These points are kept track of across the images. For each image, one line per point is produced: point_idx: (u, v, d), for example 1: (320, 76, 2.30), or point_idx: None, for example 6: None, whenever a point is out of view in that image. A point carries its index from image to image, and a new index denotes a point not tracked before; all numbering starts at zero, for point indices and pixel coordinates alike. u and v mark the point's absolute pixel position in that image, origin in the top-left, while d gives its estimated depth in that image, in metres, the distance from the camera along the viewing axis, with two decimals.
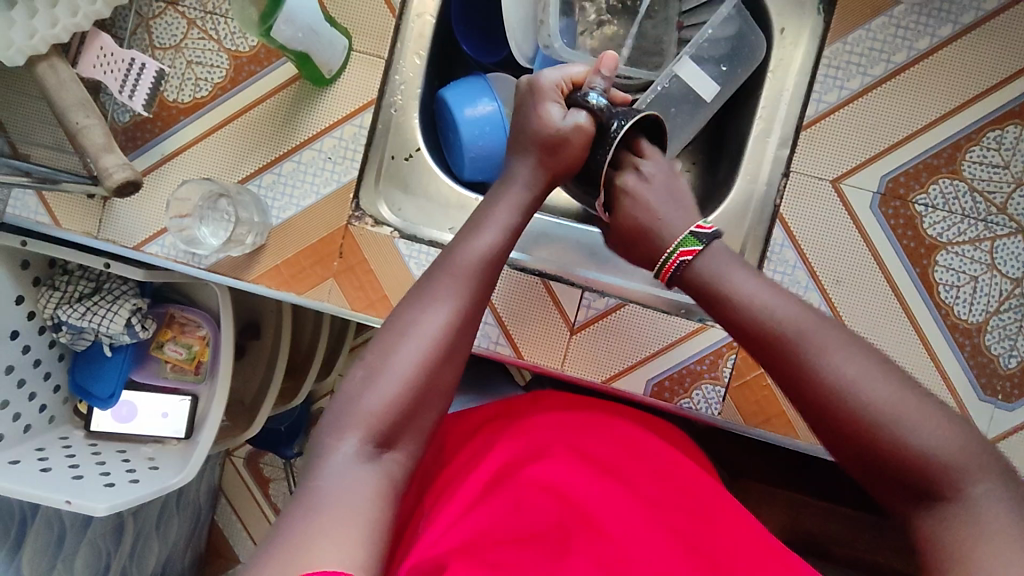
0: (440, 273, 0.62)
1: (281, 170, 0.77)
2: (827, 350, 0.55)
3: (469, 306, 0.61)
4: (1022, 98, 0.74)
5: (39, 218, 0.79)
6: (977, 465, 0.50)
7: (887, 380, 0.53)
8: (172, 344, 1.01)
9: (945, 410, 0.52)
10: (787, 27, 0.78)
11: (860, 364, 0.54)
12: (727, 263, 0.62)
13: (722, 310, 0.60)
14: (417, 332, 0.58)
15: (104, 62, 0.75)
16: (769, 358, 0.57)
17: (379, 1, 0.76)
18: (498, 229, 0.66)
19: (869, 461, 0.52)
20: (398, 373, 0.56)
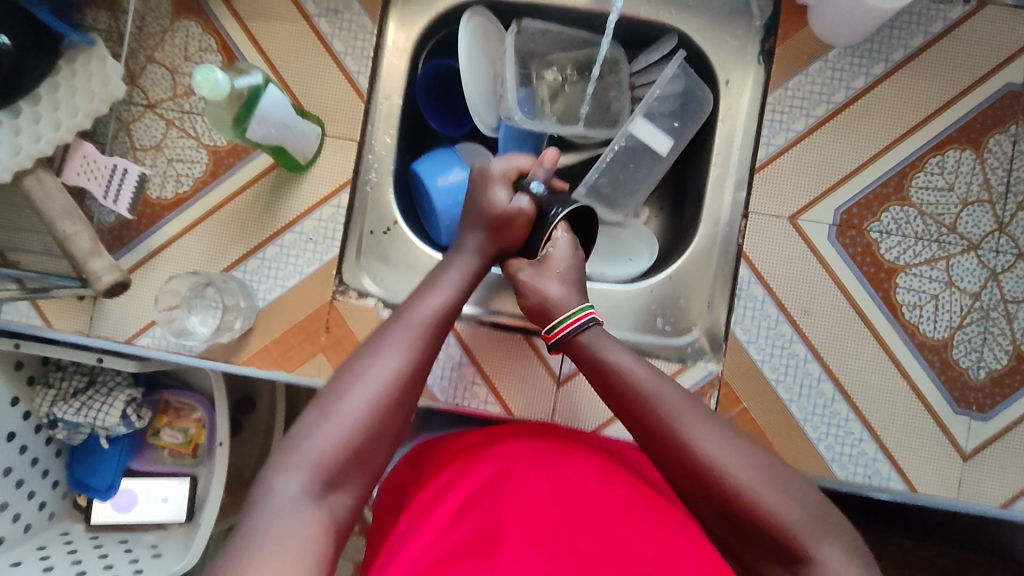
0: (396, 323, 0.65)
1: (264, 255, 0.80)
2: (694, 420, 0.61)
3: (421, 357, 0.63)
4: (957, 124, 0.79)
5: (32, 320, 0.82)
6: (823, 530, 0.55)
7: (743, 447, 0.59)
8: (168, 429, 1.03)
9: (797, 480, 0.58)
10: (732, 78, 0.83)
11: (724, 440, 0.59)
12: (612, 342, 0.68)
13: (602, 381, 0.66)
14: (370, 376, 0.61)
15: (87, 170, 0.78)
16: (642, 427, 0.63)
17: (347, 87, 0.80)
18: (450, 287, 0.69)
19: (730, 521, 0.57)
20: (350, 414, 0.58)
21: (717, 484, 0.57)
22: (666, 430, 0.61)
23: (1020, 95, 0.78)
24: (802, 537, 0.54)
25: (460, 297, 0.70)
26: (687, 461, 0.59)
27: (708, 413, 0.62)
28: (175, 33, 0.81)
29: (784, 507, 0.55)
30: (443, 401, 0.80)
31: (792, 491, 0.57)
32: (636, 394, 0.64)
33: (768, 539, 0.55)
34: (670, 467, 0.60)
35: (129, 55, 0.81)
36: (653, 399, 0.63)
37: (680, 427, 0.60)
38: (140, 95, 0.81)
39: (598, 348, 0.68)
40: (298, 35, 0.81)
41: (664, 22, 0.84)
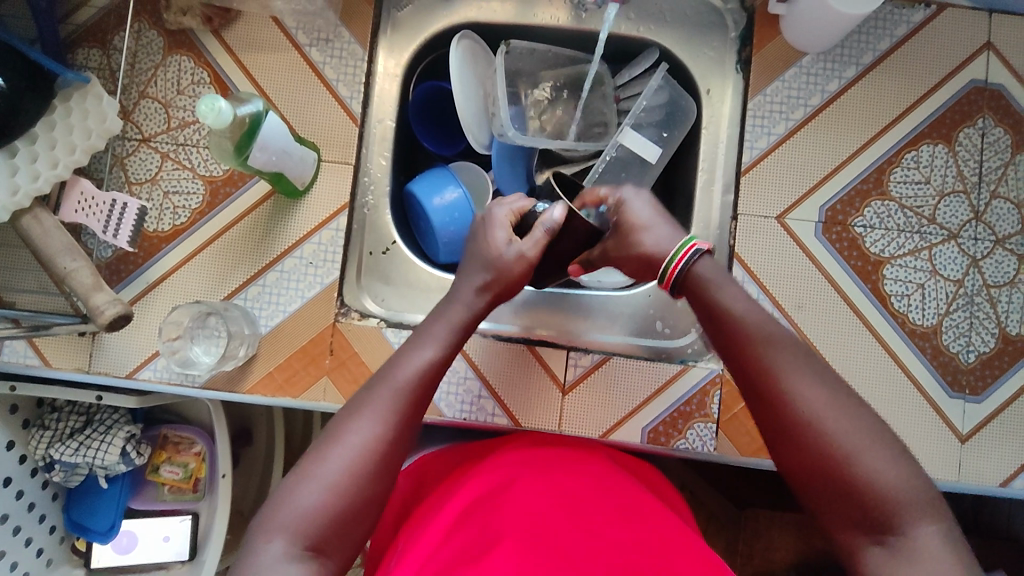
0: (380, 384, 0.63)
1: (265, 281, 0.80)
2: (794, 374, 0.60)
3: (400, 423, 0.61)
4: (929, 121, 0.82)
5: (28, 360, 0.80)
6: (921, 506, 0.53)
7: (850, 407, 0.58)
8: (167, 465, 1.00)
9: (900, 451, 0.56)
10: (711, 87, 0.86)
11: (826, 399, 0.58)
12: (727, 280, 0.67)
13: (712, 319, 0.65)
14: (349, 442, 0.59)
15: (85, 206, 0.77)
16: (754, 375, 0.61)
17: (341, 113, 0.82)
18: (434, 345, 0.67)
19: (821, 485, 0.56)
20: (326, 482, 0.57)
21: (821, 445, 0.56)
22: (774, 380, 0.60)
23: (984, 90, 0.83)
24: (897, 509, 0.53)
25: (446, 355, 0.68)
26: (790, 415, 0.58)
27: (814, 363, 0.61)
28: (168, 69, 0.82)
29: (887, 475, 0.54)
30: (451, 416, 0.80)
31: (897, 458, 0.55)
32: (750, 339, 0.62)
33: (860, 504, 0.54)
34: (771, 422, 0.60)
35: (123, 92, 0.82)
36: (760, 347, 0.62)
37: (787, 378, 0.59)
38: (134, 130, 0.82)
39: (711, 287, 0.66)
40: (289, 64, 0.83)
41: (645, 37, 0.87)
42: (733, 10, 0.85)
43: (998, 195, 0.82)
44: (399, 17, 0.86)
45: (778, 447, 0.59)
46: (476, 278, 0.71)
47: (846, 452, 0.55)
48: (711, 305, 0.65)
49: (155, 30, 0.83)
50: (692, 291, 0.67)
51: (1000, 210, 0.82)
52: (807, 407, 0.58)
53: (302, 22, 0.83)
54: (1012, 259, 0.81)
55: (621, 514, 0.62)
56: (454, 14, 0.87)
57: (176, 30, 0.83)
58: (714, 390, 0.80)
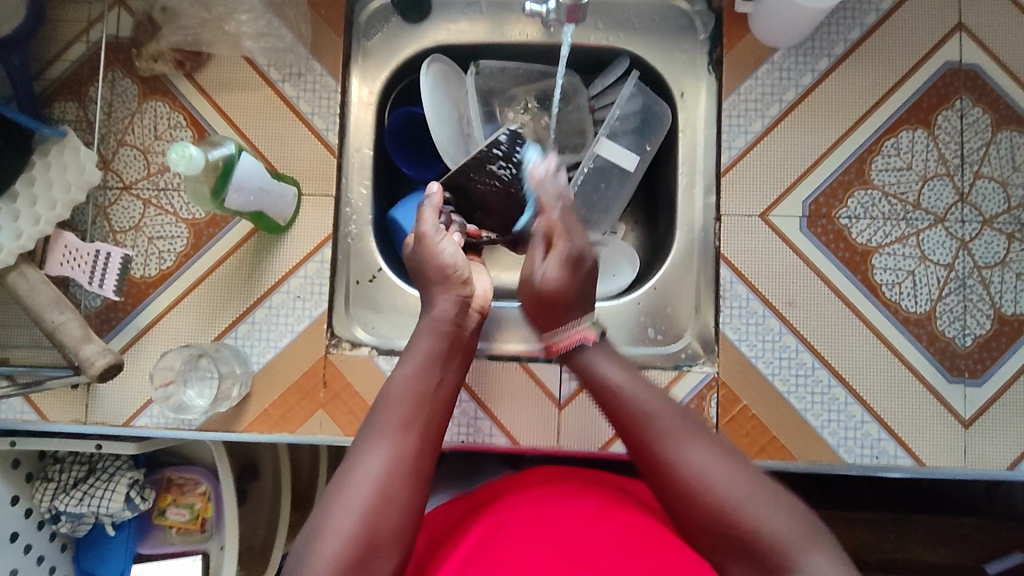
0: (376, 415, 0.64)
1: (254, 318, 0.81)
2: (681, 440, 0.63)
3: (401, 448, 0.62)
4: (905, 107, 0.82)
5: (25, 415, 0.80)
6: (813, 543, 0.58)
7: (735, 465, 0.62)
8: (173, 507, 1.00)
9: (784, 496, 0.61)
10: (686, 90, 0.86)
11: (710, 453, 0.63)
12: (611, 360, 0.70)
13: (603, 402, 0.68)
14: (356, 485, 0.59)
15: (70, 258, 0.78)
16: (643, 451, 0.64)
17: (318, 146, 0.83)
18: (416, 363, 0.67)
19: (717, 541, 0.60)
20: (340, 530, 0.57)
21: (712, 505, 0.60)
22: (662, 447, 0.63)
23: (959, 72, 0.82)
24: (789, 551, 0.57)
25: (435, 369, 0.68)
26: (679, 484, 0.61)
27: (695, 427, 0.65)
28: (144, 115, 0.83)
29: (776, 523, 0.58)
30: (449, 439, 0.80)
31: (780, 506, 0.60)
32: (641, 417, 0.65)
33: (755, 552, 0.58)
34: (665, 490, 0.63)
35: (101, 142, 0.83)
36: (649, 421, 0.65)
37: (672, 446, 0.63)
38: (115, 178, 0.82)
39: (602, 370, 0.69)
40: (264, 101, 0.83)
41: (615, 46, 0.87)
42: (701, 11, 0.86)
43: (982, 175, 0.81)
44: (370, 46, 0.87)
45: (677, 513, 0.62)
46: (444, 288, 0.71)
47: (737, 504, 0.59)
48: (605, 389, 0.68)
49: (129, 78, 0.84)
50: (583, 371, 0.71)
51: (985, 189, 0.81)
52: (696, 470, 0.61)
53: (272, 59, 0.83)
54: (1001, 239, 0.80)
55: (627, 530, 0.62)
56: (423, 38, 0.88)
57: (149, 76, 0.83)
58: (711, 394, 0.80)
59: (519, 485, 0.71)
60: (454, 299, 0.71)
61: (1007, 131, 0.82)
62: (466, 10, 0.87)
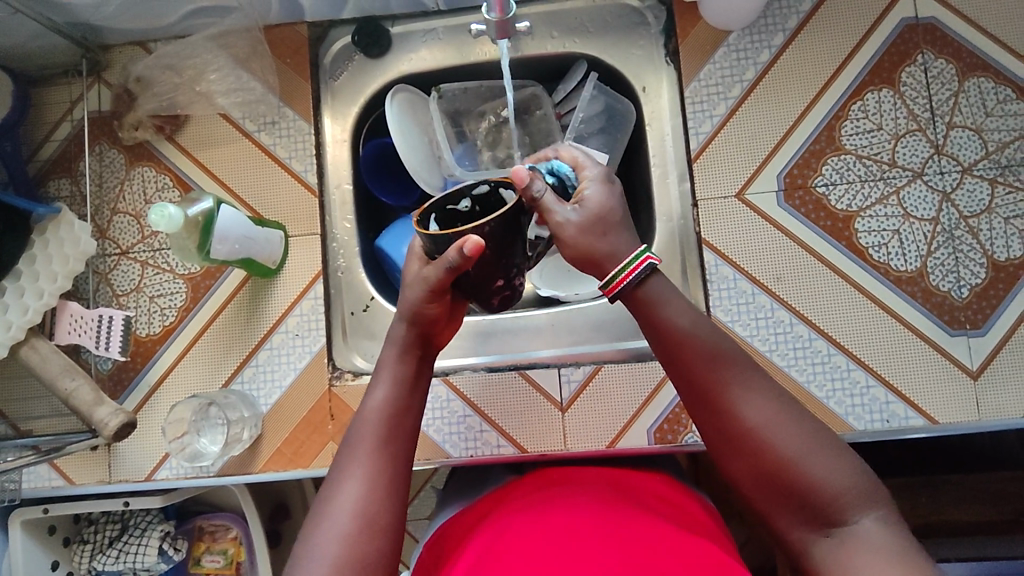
0: (348, 445, 0.61)
1: (257, 361, 0.83)
2: (745, 381, 0.57)
3: (380, 471, 0.59)
4: (868, 69, 0.82)
5: (54, 482, 0.84)
6: (870, 502, 0.53)
7: (802, 418, 0.56)
8: (207, 555, 1.00)
9: (840, 449, 0.55)
10: (647, 84, 0.87)
11: (772, 404, 0.56)
12: (673, 294, 0.60)
13: (656, 336, 0.60)
14: (337, 510, 0.57)
15: (76, 325, 0.83)
16: (699, 396, 0.58)
17: (298, 189, 0.85)
18: (387, 383, 0.64)
19: (770, 495, 0.55)
20: (323, 558, 0.54)
21: (770, 457, 0.55)
22: (720, 398, 0.57)
23: (917, 26, 0.82)
24: (841, 508, 0.53)
25: (409, 393, 0.65)
26: (737, 434, 0.56)
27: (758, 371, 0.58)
28: (132, 181, 0.87)
29: (837, 483, 0.53)
30: (458, 456, 0.81)
31: (841, 462, 0.55)
32: (703, 354, 0.58)
33: (812, 508, 0.54)
34: (717, 438, 0.57)
35: (95, 212, 0.87)
36: (701, 364, 0.58)
37: (731, 392, 0.57)
38: (112, 245, 0.86)
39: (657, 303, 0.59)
40: (242, 152, 0.87)
41: (572, 51, 0.89)
42: (652, 6, 0.87)
43: (955, 125, 0.81)
44: (337, 85, 0.90)
45: (735, 460, 0.57)
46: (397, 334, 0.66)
47: (795, 462, 0.54)
48: (653, 320, 0.60)
49: (115, 149, 0.88)
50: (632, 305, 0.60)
51: (960, 138, 0.80)
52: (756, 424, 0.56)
53: (246, 111, 0.87)
54: (985, 185, 0.79)
55: (620, 510, 0.64)
56: (388, 71, 0.90)
57: (133, 144, 0.87)
58: None
59: (532, 486, 0.72)
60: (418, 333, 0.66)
61: (974, 78, 0.81)
62: (425, 38, 0.90)
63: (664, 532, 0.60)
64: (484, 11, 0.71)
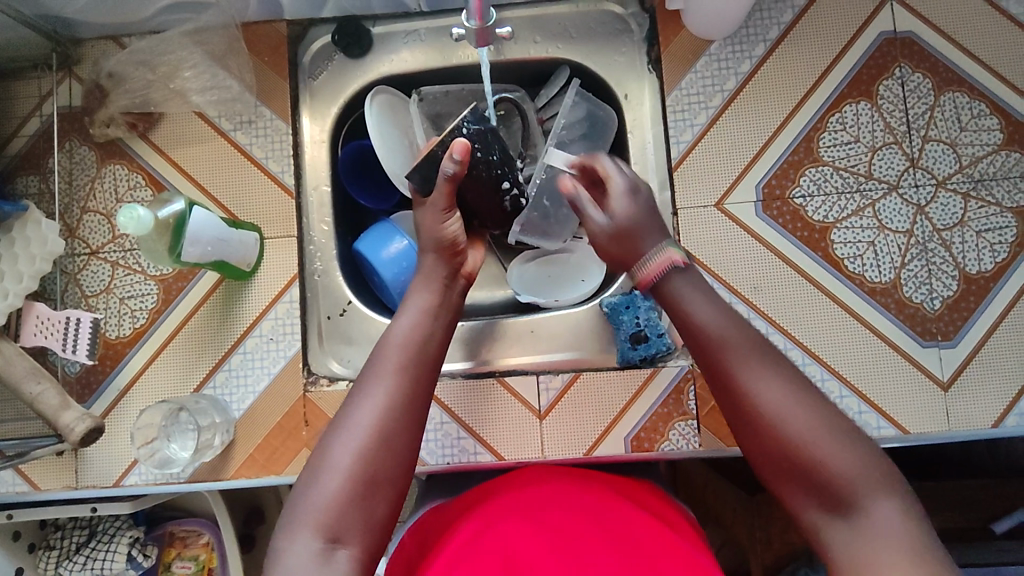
0: (373, 362, 0.62)
1: (230, 365, 0.82)
2: (830, 442, 0.55)
3: (402, 393, 0.60)
4: (846, 81, 0.83)
5: (18, 487, 0.82)
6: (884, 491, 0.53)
7: (811, 402, 0.56)
8: (178, 561, 0.97)
9: (864, 442, 0.56)
10: (630, 91, 0.87)
11: (788, 394, 0.57)
12: (698, 288, 0.64)
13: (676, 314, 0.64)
14: (352, 427, 0.58)
15: (42, 327, 0.79)
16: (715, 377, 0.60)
17: (275, 190, 0.84)
18: (416, 311, 0.66)
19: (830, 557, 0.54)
20: (338, 467, 0.56)
21: (779, 437, 0.56)
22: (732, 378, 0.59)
23: (895, 40, 0.83)
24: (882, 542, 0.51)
25: (434, 324, 0.66)
26: (743, 402, 0.58)
27: (847, 433, 0.56)
28: (103, 179, 0.85)
29: (903, 561, 0.50)
30: (434, 462, 0.81)
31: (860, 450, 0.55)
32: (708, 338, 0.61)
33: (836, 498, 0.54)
34: (735, 418, 0.59)
35: (63, 211, 0.84)
36: (723, 347, 0.60)
37: (747, 376, 0.58)
38: (82, 245, 0.84)
39: (672, 285, 0.65)
40: (218, 151, 0.85)
41: (556, 57, 0.88)
42: (635, 13, 0.87)
43: (930, 139, 0.82)
44: (315, 84, 0.89)
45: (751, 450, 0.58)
46: (431, 256, 0.71)
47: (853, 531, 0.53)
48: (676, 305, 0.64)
49: (87, 146, 0.86)
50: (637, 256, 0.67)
51: (935, 152, 0.81)
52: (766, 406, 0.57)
53: (222, 110, 0.85)
54: (958, 199, 0.81)
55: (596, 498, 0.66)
56: (368, 72, 0.89)
57: (104, 141, 0.85)
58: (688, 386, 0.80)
59: (512, 480, 0.69)
60: (444, 263, 0.70)
61: (950, 92, 0.82)
62: (406, 39, 0.89)
63: (643, 528, 0.63)
64: (465, 17, 0.70)
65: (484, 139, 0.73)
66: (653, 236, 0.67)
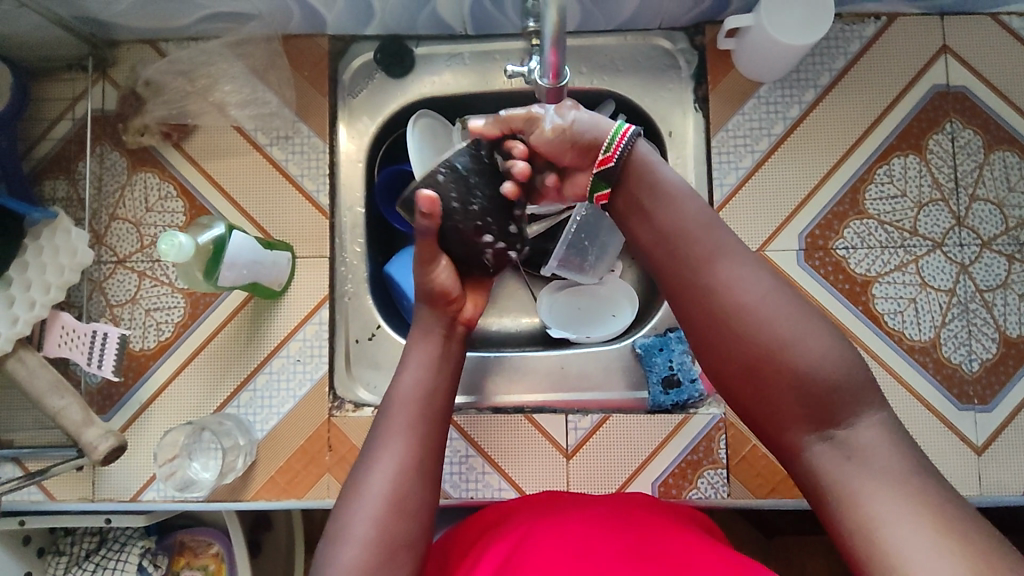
0: (382, 421, 0.62)
1: (256, 385, 0.80)
2: (814, 343, 0.54)
3: (412, 452, 0.60)
4: (897, 133, 0.81)
5: (34, 495, 0.81)
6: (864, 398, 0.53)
7: (784, 296, 0.56)
8: (188, 570, 0.94)
9: (832, 329, 0.55)
10: (674, 128, 0.85)
11: (755, 276, 0.56)
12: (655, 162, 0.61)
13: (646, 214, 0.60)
14: (367, 495, 0.58)
15: (68, 339, 0.77)
16: (693, 295, 0.57)
17: (310, 209, 0.83)
18: (419, 365, 0.66)
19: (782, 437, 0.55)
20: (358, 535, 0.56)
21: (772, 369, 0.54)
22: (725, 316, 0.56)
23: (947, 94, 0.82)
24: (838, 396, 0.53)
25: (436, 374, 0.66)
26: (732, 336, 0.55)
27: (826, 330, 0.55)
28: (134, 187, 0.83)
29: (823, 366, 0.53)
30: (457, 496, 0.80)
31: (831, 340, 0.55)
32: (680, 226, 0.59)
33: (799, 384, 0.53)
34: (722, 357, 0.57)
35: (92, 217, 0.83)
36: (691, 237, 0.58)
37: (725, 278, 0.56)
38: (108, 253, 0.82)
39: (645, 170, 0.61)
40: (253, 166, 0.83)
41: (601, 89, 0.87)
42: (684, 49, 0.85)
43: (978, 198, 0.80)
44: (354, 101, 0.87)
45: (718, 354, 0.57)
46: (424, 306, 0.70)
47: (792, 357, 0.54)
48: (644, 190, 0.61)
49: (118, 151, 0.84)
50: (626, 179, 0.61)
51: (982, 212, 0.80)
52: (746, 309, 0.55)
53: (259, 124, 0.84)
54: (1002, 260, 0.80)
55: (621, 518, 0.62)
56: (408, 92, 0.87)
57: (137, 148, 0.84)
58: (719, 434, 0.79)
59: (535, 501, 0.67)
60: (439, 315, 0.69)
61: (1000, 151, 0.81)
62: (449, 62, 0.87)
63: (673, 540, 0.58)
64: (537, 74, 0.63)
65: (485, 172, 0.66)
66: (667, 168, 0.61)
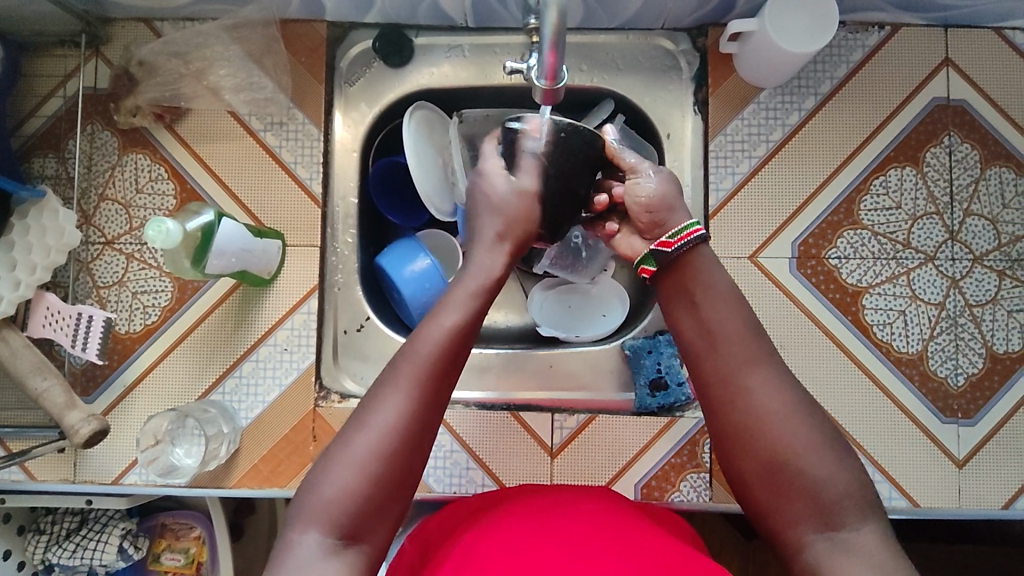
0: (403, 354, 0.59)
1: (241, 372, 0.80)
2: (824, 454, 0.55)
3: (427, 397, 0.58)
4: (894, 144, 0.81)
5: (14, 475, 0.80)
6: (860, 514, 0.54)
7: (803, 415, 0.57)
8: (168, 552, 0.94)
9: (841, 449, 0.56)
10: (672, 131, 0.85)
11: (781, 385, 0.59)
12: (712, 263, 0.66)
13: (688, 306, 0.65)
14: (373, 427, 0.56)
15: (52, 320, 0.77)
16: (716, 378, 0.60)
17: (302, 197, 0.82)
18: (455, 307, 0.62)
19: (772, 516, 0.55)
20: (355, 463, 0.55)
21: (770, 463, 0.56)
22: (741, 407, 0.58)
23: (947, 108, 0.81)
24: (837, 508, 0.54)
25: (470, 322, 0.62)
26: (745, 420, 0.58)
27: (839, 448, 0.56)
28: (124, 168, 0.82)
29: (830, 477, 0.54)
30: (439, 490, 0.79)
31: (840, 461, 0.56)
32: (719, 324, 0.63)
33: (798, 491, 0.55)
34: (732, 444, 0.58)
35: (81, 197, 0.82)
36: (724, 337, 0.62)
37: (752, 378, 0.59)
38: (96, 234, 0.81)
39: (701, 269, 0.66)
40: (246, 151, 0.82)
41: (600, 88, 0.86)
42: (685, 51, 0.85)
43: (972, 213, 0.80)
44: (351, 90, 0.86)
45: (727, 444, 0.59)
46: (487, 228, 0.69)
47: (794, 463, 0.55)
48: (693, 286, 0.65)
49: (109, 131, 0.83)
50: (678, 270, 0.66)
51: (975, 227, 0.80)
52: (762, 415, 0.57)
53: (254, 109, 0.82)
54: (993, 276, 0.80)
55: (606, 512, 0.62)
56: (405, 83, 0.86)
57: (128, 129, 0.82)
58: (703, 438, 0.79)
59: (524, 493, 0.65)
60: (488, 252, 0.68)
61: (996, 167, 0.81)
62: (448, 53, 0.86)
63: (652, 537, 0.59)
64: (534, 75, 0.59)
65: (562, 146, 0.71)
66: (718, 270, 0.66)
